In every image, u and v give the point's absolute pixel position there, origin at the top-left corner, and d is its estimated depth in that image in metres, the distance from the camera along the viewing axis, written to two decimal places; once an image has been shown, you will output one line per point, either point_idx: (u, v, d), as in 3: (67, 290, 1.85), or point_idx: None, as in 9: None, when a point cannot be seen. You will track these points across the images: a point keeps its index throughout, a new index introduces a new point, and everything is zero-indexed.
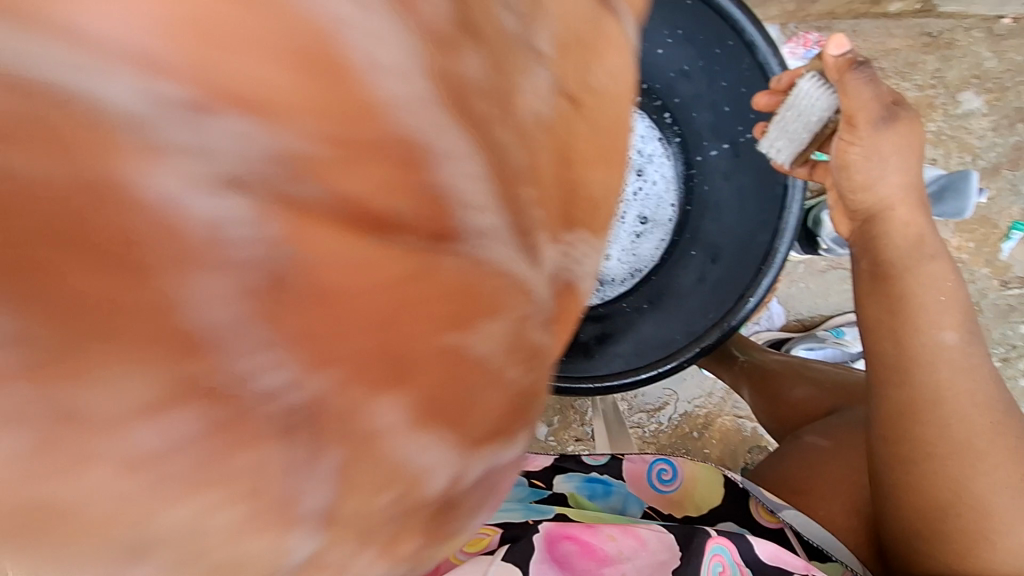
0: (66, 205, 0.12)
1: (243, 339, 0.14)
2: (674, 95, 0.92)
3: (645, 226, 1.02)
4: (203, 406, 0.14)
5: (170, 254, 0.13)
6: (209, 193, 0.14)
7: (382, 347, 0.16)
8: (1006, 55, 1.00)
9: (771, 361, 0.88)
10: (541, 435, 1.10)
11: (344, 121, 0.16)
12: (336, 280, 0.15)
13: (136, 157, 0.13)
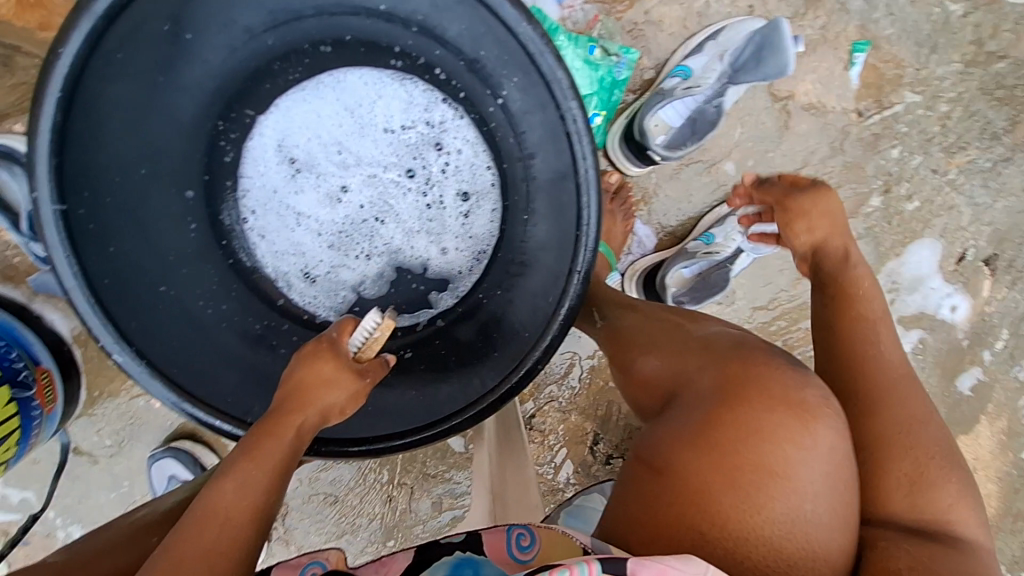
0: (280, 421, 0.58)
1: (327, 398, 0.60)
2: (431, 47, 0.75)
3: (469, 202, 0.86)
4: (316, 421, 0.60)
5: (307, 401, 0.60)
6: (305, 388, 0.60)
7: (329, 404, 0.60)
8: None
9: (625, 328, 0.70)
10: (460, 447, 1.03)
11: (305, 378, 0.60)
12: (327, 395, 0.60)
13: (300, 406, 0.59)
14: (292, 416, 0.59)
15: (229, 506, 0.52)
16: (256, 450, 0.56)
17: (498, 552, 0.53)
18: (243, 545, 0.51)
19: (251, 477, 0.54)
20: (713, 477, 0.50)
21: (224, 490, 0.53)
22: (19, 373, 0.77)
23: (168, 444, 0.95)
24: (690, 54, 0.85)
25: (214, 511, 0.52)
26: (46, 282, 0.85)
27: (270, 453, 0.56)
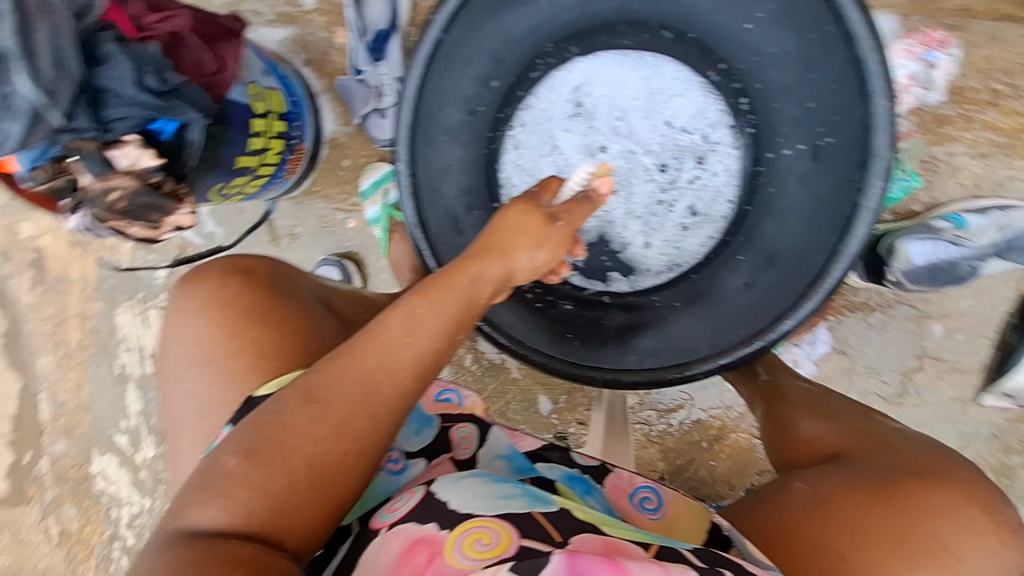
0: (463, 273, 0.62)
1: (515, 261, 0.65)
2: (758, 80, 0.83)
3: (694, 219, 0.91)
4: (493, 277, 0.64)
5: (492, 262, 0.64)
6: (497, 245, 0.65)
7: (508, 264, 0.65)
8: None
9: (794, 386, 0.74)
10: (545, 411, 1.09)
11: (498, 234, 0.65)
12: (511, 256, 0.65)
13: (483, 259, 0.64)
14: (477, 272, 0.63)
15: (398, 334, 0.57)
16: (435, 288, 0.60)
17: (616, 493, 0.64)
18: (402, 380, 0.56)
19: (426, 310, 0.59)
20: (879, 543, 0.54)
21: (393, 325, 0.57)
22: (291, 140, 0.92)
23: (338, 257, 1.07)
24: (971, 210, 0.86)
25: (377, 342, 0.56)
26: (341, 91, 0.95)
27: (440, 297, 0.60)
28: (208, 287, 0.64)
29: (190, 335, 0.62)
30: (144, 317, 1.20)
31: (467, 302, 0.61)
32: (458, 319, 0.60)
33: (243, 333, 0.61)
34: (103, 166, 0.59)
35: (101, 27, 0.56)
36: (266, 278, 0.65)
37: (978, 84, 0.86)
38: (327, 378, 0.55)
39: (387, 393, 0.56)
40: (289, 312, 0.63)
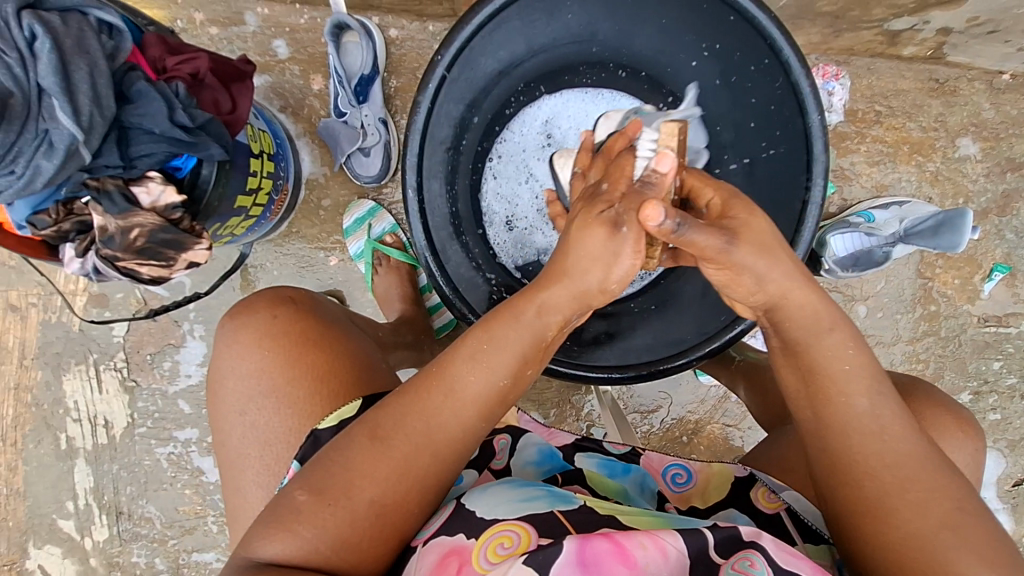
0: (534, 300, 0.56)
1: (590, 279, 0.56)
2: (701, 108, 0.94)
3: None
4: (566, 300, 0.56)
5: (563, 287, 0.56)
6: (569, 266, 0.56)
7: (577, 288, 0.56)
8: (1003, 108, 1.06)
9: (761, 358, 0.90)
10: (537, 426, 1.11)
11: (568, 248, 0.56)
12: (581, 281, 0.56)
13: (556, 282, 0.56)
14: (549, 295, 0.56)
15: (459, 376, 0.55)
16: (504, 323, 0.56)
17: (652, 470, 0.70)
18: (468, 418, 0.55)
19: (485, 350, 0.55)
20: None
21: (458, 366, 0.55)
22: (279, 181, 0.93)
23: (322, 295, 1.05)
24: (877, 208, 1.04)
25: (441, 384, 0.55)
26: (323, 133, 0.97)
27: (504, 334, 0.56)
28: (261, 319, 0.65)
29: (250, 367, 0.63)
30: (97, 381, 1.06)
31: (535, 338, 0.57)
32: (525, 353, 0.57)
33: (303, 359, 0.63)
34: (126, 202, 0.60)
35: (128, 69, 0.59)
36: (312, 308, 0.67)
37: (865, 106, 1.06)
38: (389, 414, 0.55)
39: (452, 430, 0.55)
40: (341, 339, 0.66)
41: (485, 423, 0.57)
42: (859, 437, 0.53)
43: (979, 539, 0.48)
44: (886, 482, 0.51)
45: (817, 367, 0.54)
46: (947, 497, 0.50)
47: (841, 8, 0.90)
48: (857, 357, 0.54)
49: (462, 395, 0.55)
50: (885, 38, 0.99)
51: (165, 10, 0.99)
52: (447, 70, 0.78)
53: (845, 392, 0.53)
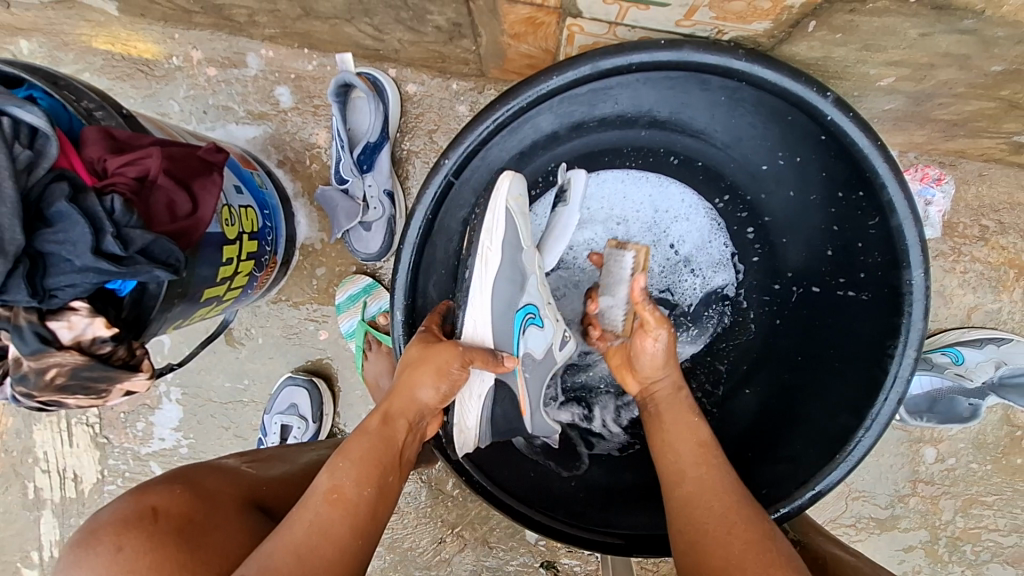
0: (361, 427, 0.55)
1: (439, 388, 0.58)
2: (764, 213, 0.77)
3: (693, 344, 0.83)
4: (407, 396, 0.57)
5: (379, 413, 0.56)
6: (405, 383, 0.58)
7: (411, 386, 0.57)
8: None
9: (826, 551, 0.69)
10: (532, 538, 0.98)
11: (421, 367, 0.57)
12: (423, 381, 0.57)
13: (386, 403, 0.57)
14: (378, 425, 0.55)
15: (322, 500, 0.49)
16: (344, 449, 0.53)
17: None
18: (341, 537, 0.47)
19: (348, 467, 0.51)
20: None
21: (318, 493, 0.49)
22: (263, 256, 0.81)
23: (306, 371, 0.94)
24: (966, 343, 0.85)
25: (305, 519, 0.47)
26: (321, 200, 0.84)
27: (360, 448, 0.53)
28: (101, 556, 0.44)
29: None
30: (68, 433, 1.00)
31: (383, 441, 0.54)
32: (381, 461, 0.53)
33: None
34: (39, 342, 0.49)
35: (53, 179, 0.48)
36: (180, 520, 0.46)
37: (968, 220, 0.87)
38: (260, 560, 0.44)
39: (329, 558, 0.46)
40: (218, 552, 0.45)
41: (363, 543, 0.49)
42: (675, 484, 0.58)
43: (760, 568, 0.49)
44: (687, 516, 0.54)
45: (664, 449, 0.60)
46: (737, 534, 0.51)
47: (966, 117, 0.70)
48: (690, 446, 0.59)
49: (335, 522, 0.48)
50: (1010, 147, 0.78)
51: (161, 44, 0.88)
52: (454, 176, 0.64)
53: (666, 458, 0.60)
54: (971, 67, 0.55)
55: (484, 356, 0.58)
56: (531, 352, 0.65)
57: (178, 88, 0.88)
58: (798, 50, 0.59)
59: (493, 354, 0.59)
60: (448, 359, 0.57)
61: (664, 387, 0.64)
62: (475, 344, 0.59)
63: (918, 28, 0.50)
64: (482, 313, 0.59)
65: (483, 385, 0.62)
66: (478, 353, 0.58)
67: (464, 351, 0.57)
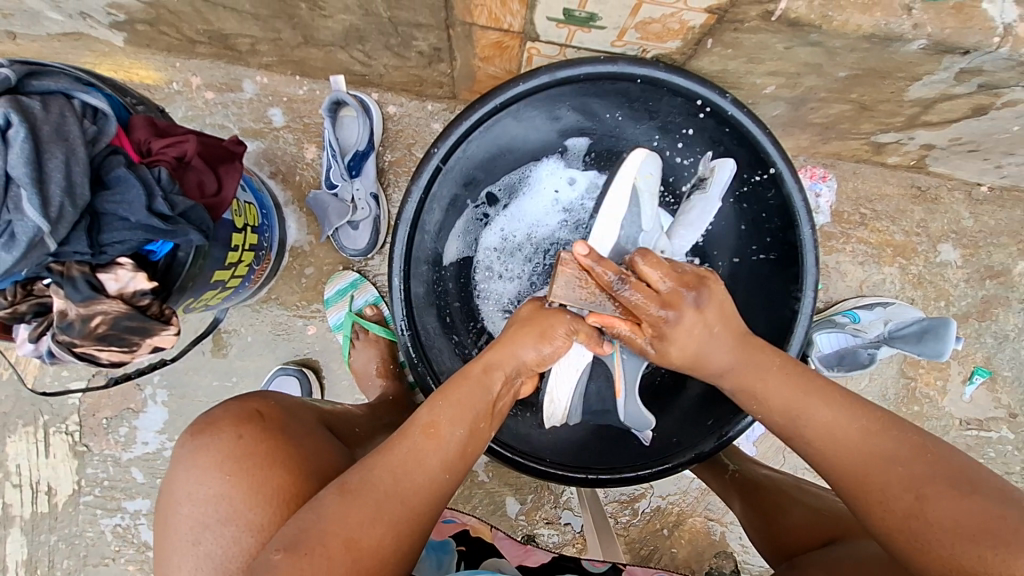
0: (468, 371, 0.63)
1: (539, 347, 0.66)
2: None
3: None
4: (508, 352, 0.65)
5: (483, 363, 0.63)
6: (509, 340, 0.65)
7: (511, 342, 0.65)
8: (982, 218, 1.10)
9: (762, 476, 0.80)
10: (512, 513, 1.06)
11: (530, 325, 0.66)
12: (524, 337, 0.65)
13: (490, 356, 0.64)
14: (483, 372, 0.62)
15: (421, 434, 0.56)
16: (453, 388, 0.61)
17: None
18: (432, 468, 0.55)
19: (449, 409, 0.58)
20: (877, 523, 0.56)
21: (417, 429, 0.57)
22: (261, 251, 0.90)
23: (296, 365, 1.01)
24: (862, 307, 1.04)
25: (404, 446, 0.55)
26: (312, 203, 0.95)
27: (459, 392, 0.60)
28: (223, 440, 0.57)
29: (207, 494, 0.55)
30: (45, 444, 1.01)
31: (483, 393, 0.61)
32: (479, 410, 0.59)
33: (266, 482, 0.55)
34: (90, 290, 0.57)
35: (110, 152, 0.57)
36: (281, 422, 0.60)
37: (850, 209, 1.08)
38: (362, 471, 0.53)
39: (418, 484, 0.54)
40: (312, 453, 0.59)
41: (451, 477, 0.56)
42: (811, 457, 0.59)
43: (952, 516, 0.50)
44: (846, 488, 0.57)
45: (767, 418, 0.62)
46: (900, 486, 0.53)
47: (833, 121, 0.90)
48: (782, 387, 0.60)
49: (429, 454, 0.55)
50: (871, 148, 1.00)
51: (162, 72, 0.98)
52: (442, 162, 0.77)
53: (778, 429, 0.61)
54: (825, 74, 0.75)
55: (588, 331, 0.68)
56: (635, 334, 0.75)
57: (177, 110, 0.99)
58: (703, 65, 0.78)
59: (596, 334, 0.69)
60: (555, 318, 0.67)
61: (689, 350, 0.62)
62: (580, 319, 0.69)
63: (782, 43, 0.69)
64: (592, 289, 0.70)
65: (583, 359, 0.75)
66: (586, 328, 0.68)
67: (571, 323, 0.67)
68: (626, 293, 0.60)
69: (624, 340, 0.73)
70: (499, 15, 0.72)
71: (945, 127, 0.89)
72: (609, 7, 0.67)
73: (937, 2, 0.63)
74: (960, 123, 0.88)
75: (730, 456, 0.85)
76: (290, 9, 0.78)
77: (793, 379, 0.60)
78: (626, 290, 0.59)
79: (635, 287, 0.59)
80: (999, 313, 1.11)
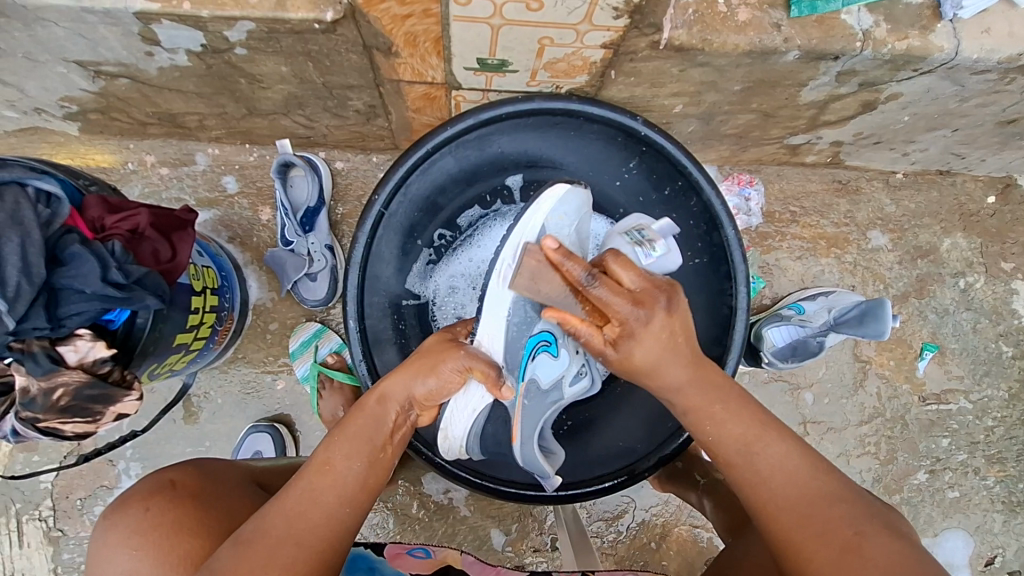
0: (359, 407, 0.61)
1: (430, 381, 0.61)
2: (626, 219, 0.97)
3: None
4: (397, 388, 0.61)
5: (376, 399, 0.61)
6: (400, 373, 0.62)
7: (406, 374, 0.62)
8: (903, 203, 1.17)
9: (727, 478, 0.88)
10: (498, 545, 1.05)
11: (420, 359, 0.63)
12: (415, 367, 0.62)
13: (384, 391, 0.61)
14: (373, 409, 0.60)
15: (313, 474, 0.55)
16: (345, 431, 0.59)
17: None
18: (329, 505, 0.54)
19: (341, 448, 0.57)
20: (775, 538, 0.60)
21: (311, 469, 0.56)
22: (223, 311, 0.93)
23: (268, 422, 1.02)
24: (805, 299, 1.09)
25: (300, 485, 0.55)
26: (270, 262, 1.00)
27: (352, 428, 0.59)
28: (132, 515, 0.55)
29: (117, 572, 0.53)
30: (18, 534, 0.99)
31: (375, 422, 0.60)
32: (372, 439, 0.59)
33: (174, 549, 0.53)
34: (51, 362, 0.59)
35: (64, 232, 0.60)
36: (193, 489, 0.58)
37: (781, 208, 1.15)
38: (258, 520, 0.52)
39: (318, 522, 0.53)
40: (225, 511, 0.57)
41: (353, 510, 0.55)
42: (748, 489, 0.56)
43: (884, 560, 0.48)
44: (788, 525, 0.53)
45: (718, 446, 0.58)
46: (843, 524, 0.52)
47: (744, 130, 0.99)
48: (738, 426, 0.58)
49: (323, 491, 0.54)
50: (787, 150, 1.08)
51: (117, 154, 1.03)
52: (383, 208, 0.82)
53: (721, 457, 0.58)
54: (722, 89, 0.84)
55: (483, 368, 0.62)
56: (536, 378, 0.67)
57: (133, 188, 1.04)
58: (613, 93, 0.86)
59: (494, 370, 0.62)
60: (450, 355, 0.62)
61: (652, 363, 0.57)
62: (477, 355, 0.62)
63: (676, 67, 0.78)
64: (498, 322, 0.66)
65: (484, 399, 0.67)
66: (480, 365, 0.62)
67: (466, 358, 0.62)
68: (598, 293, 0.55)
69: (524, 383, 0.66)
70: (421, 69, 0.78)
71: (845, 124, 0.98)
72: (517, 53, 0.74)
73: (801, 18, 0.72)
74: (857, 119, 0.96)
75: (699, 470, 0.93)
76: (230, 84, 0.84)
77: (741, 408, 0.58)
78: (598, 287, 0.55)
79: (607, 291, 0.55)
80: (936, 290, 1.16)
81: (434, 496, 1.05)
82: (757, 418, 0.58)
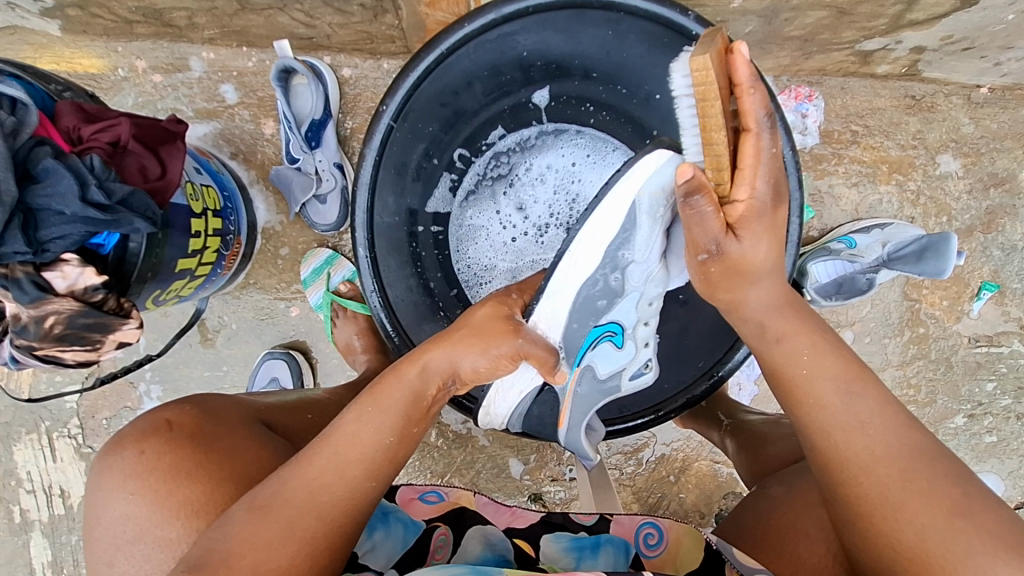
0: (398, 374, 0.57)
1: (476, 356, 0.57)
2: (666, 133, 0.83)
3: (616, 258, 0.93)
4: (441, 359, 0.58)
5: (417, 369, 0.57)
6: (446, 343, 0.58)
7: (451, 346, 0.58)
8: (983, 122, 1.02)
9: (755, 421, 0.83)
10: (516, 474, 1.05)
11: (469, 327, 0.58)
12: (463, 339, 0.58)
13: (427, 360, 0.57)
14: (415, 379, 0.57)
15: (347, 444, 0.53)
16: (378, 398, 0.55)
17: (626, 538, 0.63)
18: (354, 480, 0.52)
19: (373, 416, 0.54)
20: None
21: (341, 436, 0.53)
22: (228, 235, 0.87)
23: (283, 348, 1.00)
24: (857, 231, 0.99)
25: (330, 444, 0.53)
26: (275, 180, 0.92)
27: (390, 399, 0.55)
28: (129, 457, 0.56)
29: (116, 514, 0.55)
30: (51, 449, 1.02)
31: (413, 396, 0.56)
32: (407, 414, 0.56)
33: (173, 495, 0.54)
34: (38, 290, 0.55)
35: (35, 144, 0.54)
36: (191, 429, 0.58)
37: (840, 127, 1.02)
38: (276, 483, 0.51)
39: (341, 496, 0.52)
40: (227, 453, 0.57)
41: (376, 485, 0.54)
42: (841, 433, 0.51)
43: (988, 523, 0.45)
44: (886, 476, 0.48)
45: (812, 383, 0.52)
46: (948, 482, 0.47)
47: (812, 32, 0.85)
48: (838, 361, 0.52)
49: (354, 466, 0.52)
50: (857, 58, 0.94)
51: (105, 59, 0.94)
52: (395, 120, 0.73)
53: (814, 393, 0.52)
54: None
55: (541, 355, 0.58)
56: (592, 366, 0.63)
57: (126, 97, 0.95)
58: None
59: (550, 359, 0.58)
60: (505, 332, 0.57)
61: (764, 260, 0.51)
62: (536, 340, 0.58)
63: None
64: (559, 310, 0.57)
65: (531, 382, 0.66)
66: (538, 351, 0.58)
67: (522, 344, 0.57)
68: (765, 142, 0.44)
69: (579, 370, 0.63)
70: None
71: (934, 24, 0.83)
72: None
73: None
74: (950, 18, 0.82)
75: (724, 409, 0.89)
76: None
77: (833, 348, 0.53)
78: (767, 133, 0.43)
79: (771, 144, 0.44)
80: (1006, 224, 1.04)
81: (453, 425, 1.04)
82: (853, 361, 0.53)
